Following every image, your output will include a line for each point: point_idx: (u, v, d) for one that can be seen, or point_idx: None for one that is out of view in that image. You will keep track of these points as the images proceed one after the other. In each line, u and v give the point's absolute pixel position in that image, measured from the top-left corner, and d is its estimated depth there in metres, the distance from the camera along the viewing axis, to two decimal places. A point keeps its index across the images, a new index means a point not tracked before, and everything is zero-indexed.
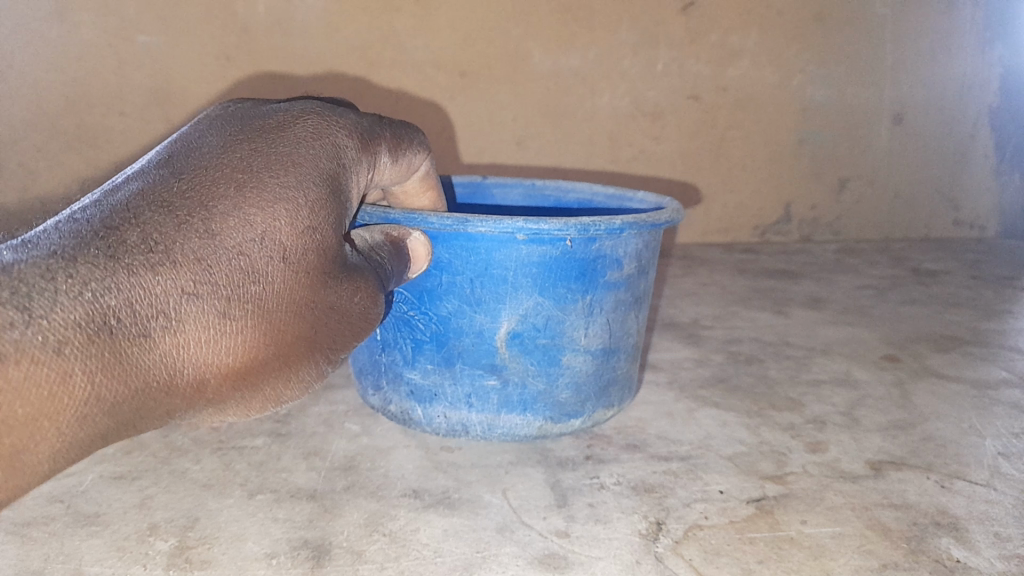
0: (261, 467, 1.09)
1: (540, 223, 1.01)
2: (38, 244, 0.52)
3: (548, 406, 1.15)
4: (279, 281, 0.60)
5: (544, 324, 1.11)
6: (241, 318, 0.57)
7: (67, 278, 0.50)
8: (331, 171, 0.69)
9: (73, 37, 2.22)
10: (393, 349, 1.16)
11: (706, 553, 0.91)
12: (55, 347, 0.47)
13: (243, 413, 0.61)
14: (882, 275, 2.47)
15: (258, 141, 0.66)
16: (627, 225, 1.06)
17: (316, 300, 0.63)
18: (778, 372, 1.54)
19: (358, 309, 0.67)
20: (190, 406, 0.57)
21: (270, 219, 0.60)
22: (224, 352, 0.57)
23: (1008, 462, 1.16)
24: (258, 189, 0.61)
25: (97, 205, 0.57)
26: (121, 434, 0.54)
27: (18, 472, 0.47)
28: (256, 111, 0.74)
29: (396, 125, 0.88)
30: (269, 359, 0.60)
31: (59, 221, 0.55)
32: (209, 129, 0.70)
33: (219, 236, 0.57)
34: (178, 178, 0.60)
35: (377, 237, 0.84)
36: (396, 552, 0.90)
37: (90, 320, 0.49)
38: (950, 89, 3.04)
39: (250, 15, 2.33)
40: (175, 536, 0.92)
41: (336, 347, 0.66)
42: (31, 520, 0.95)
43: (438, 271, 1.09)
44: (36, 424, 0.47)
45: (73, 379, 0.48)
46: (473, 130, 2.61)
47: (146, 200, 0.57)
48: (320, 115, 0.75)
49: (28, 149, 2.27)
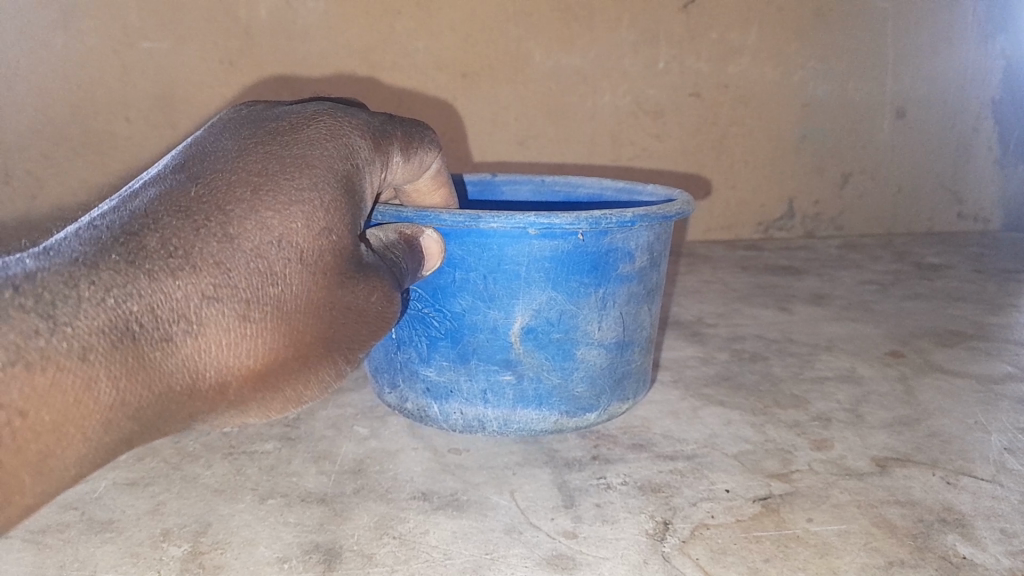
0: (271, 471, 1.10)
1: (552, 218, 1.02)
2: (60, 252, 0.53)
3: (563, 400, 1.16)
4: (296, 282, 0.60)
5: (558, 318, 1.12)
6: (261, 320, 0.58)
7: (89, 285, 0.51)
8: (345, 171, 0.69)
9: (77, 44, 2.24)
10: (408, 346, 1.17)
11: (712, 552, 0.92)
12: (79, 353, 0.49)
13: (265, 415, 0.61)
14: (885, 270, 2.47)
15: (272, 143, 0.67)
16: (638, 217, 1.07)
17: (334, 300, 0.63)
18: (781, 369, 1.55)
19: (376, 308, 0.67)
20: (212, 408, 0.58)
21: (286, 221, 0.61)
22: (244, 355, 0.57)
23: (1013, 457, 1.17)
24: (274, 191, 0.62)
25: (116, 212, 0.58)
26: (146, 437, 0.55)
27: (46, 478, 0.48)
28: (268, 113, 0.75)
29: (406, 124, 0.89)
30: (289, 361, 0.60)
31: (80, 229, 0.57)
32: (224, 133, 0.71)
33: (236, 240, 0.58)
34: (195, 182, 0.61)
35: (391, 236, 0.84)
36: (406, 554, 0.91)
37: (112, 327, 0.51)
38: (951, 82, 3.04)
39: (252, 19, 2.34)
40: (187, 542, 0.93)
41: (355, 347, 0.65)
42: (45, 527, 0.96)
43: (451, 268, 1.10)
44: (62, 430, 0.48)
45: (97, 385, 0.49)
46: (476, 130, 2.62)
47: (164, 206, 0.58)
48: (332, 117, 0.75)
49: (35, 157, 2.28)
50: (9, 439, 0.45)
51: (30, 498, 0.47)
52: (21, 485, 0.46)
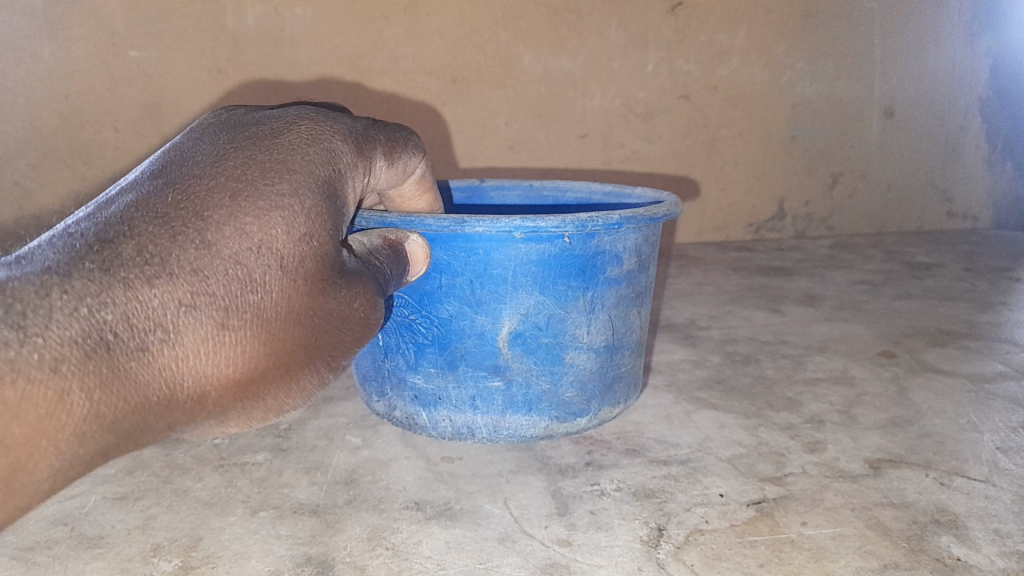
0: (263, 483, 1.10)
1: (538, 221, 1.02)
2: (31, 260, 0.52)
3: (553, 405, 1.16)
4: (276, 289, 0.59)
5: (546, 322, 1.11)
6: (240, 328, 0.57)
7: (61, 294, 0.50)
8: (326, 177, 0.68)
9: (64, 54, 2.22)
10: (395, 353, 1.17)
11: (707, 557, 0.92)
12: (51, 365, 0.48)
13: (246, 424, 0.60)
14: (876, 269, 2.48)
15: (252, 147, 0.66)
16: (625, 220, 1.07)
17: (315, 307, 0.62)
18: (774, 371, 1.55)
19: (358, 315, 0.67)
20: (191, 418, 0.57)
21: (266, 227, 0.59)
22: (223, 364, 0.56)
23: (1006, 457, 1.17)
24: (253, 197, 0.61)
25: (91, 219, 0.57)
26: (123, 450, 0.54)
27: (20, 491, 0.48)
28: (249, 117, 0.74)
29: (389, 129, 0.88)
30: (269, 370, 0.59)
31: (53, 236, 0.56)
32: (203, 138, 0.69)
33: (214, 247, 0.57)
34: (172, 188, 0.60)
35: (374, 242, 0.83)
36: (399, 566, 0.90)
37: (86, 337, 0.50)
38: (938, 81, 3.07)
39: (240, 27, 2.33)
40: (177, 557, 0.92)
41: (335, 353, 0.65)
42: (34, 544, 0.95)
43: (436, 273, 1.10)
44: (34, 443, 0.47)
45: (69, 397, 0.48)
46: (465, 135, 2.61)
47: (139, 212, 0.57)
48: (314, 121, 0.74)
49: (22, 169, 2.26)
50: None
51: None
52: None
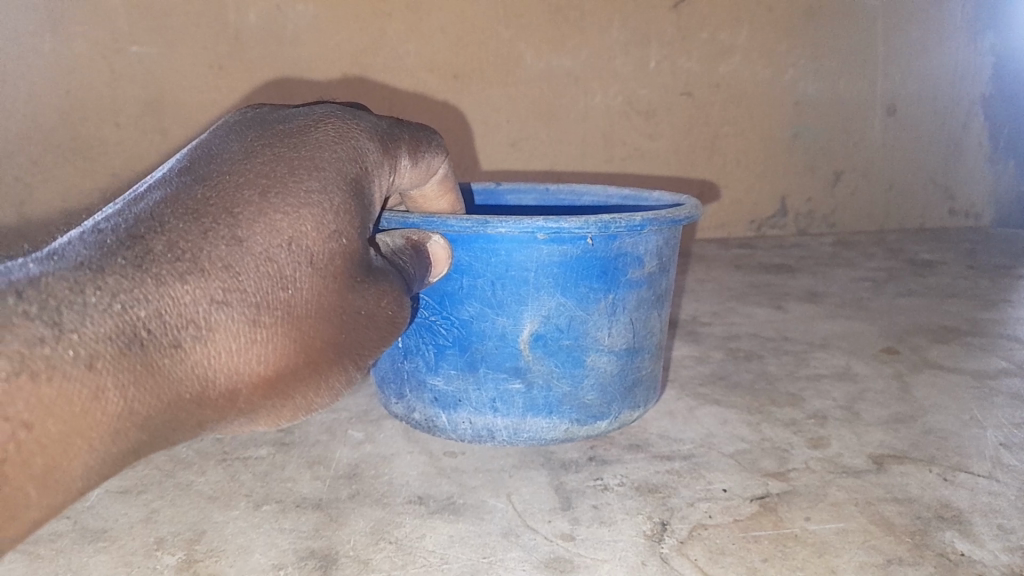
0: (266, 477, 1.10)
1: (561, 222, 1.01)
2: (64, 256, 0.52)
3: (573, 408, 1.14)
4: (307, 286, 0.59)
5: (567, 325, 1.11)
6: (272, 325, 0.56)
7: (95, 291, 0.50)
8: (353, 174, 0.68)
9: (64, 50, 2.21)
10: (415, 355, 1.16)
11: (710, 552, 0.91)
12: (86, 362, 0.47)
13: (275, 423, 0.59)
14: (877, 267, 2.48)
15: (280, 145, 0.66)
16: (648, 222, 1.06)
17: (347, 305, 0.61)
18: (777, 367, 1.55)
19: (386, 313, 0.65)
20: (222, 416, 0.56)
21: (295, 223, 0.59)
22: (255, 361, 0.56)
23: (1010, 453, 1.17)
24: (281, 194, 0.60)
25: (121, 215, 0.57)
26: (155, 448, 0.53)
27: (53, 491, 0.46)
28: (276, 115, 0.74)
29: (413, 128, 0.87)
30: (300, 367, 0.58)
31: (83, 233, 0.56)
32: (229, 135, 0.69)
33: (245, 243, 0.56)
34: (202, 185, 0.60)
35: (397, 242, 0.82)
36: (403, 559, 0.90)
37: (120, 334, 0.50)
38: (941, 79, 3.07)
39: (240, 23, 2.33)
40: (181, 551, 0.92)
41: (366, 353, 0.63)
42: (38, 537, 0.95)
43: (458, 274, 1.09)
44: (69, 441, 0.47)
45: (105, 394, 0.48)
46: (467, 131, 2.60)
47: (170, 208, 0.57)
48: (340, 119, 0.74)
49: (22, 164, 2.26)
50: (14, 453, 0.44)
51: (37, 512, 0.46)
52: (28, 498, 0.45)
